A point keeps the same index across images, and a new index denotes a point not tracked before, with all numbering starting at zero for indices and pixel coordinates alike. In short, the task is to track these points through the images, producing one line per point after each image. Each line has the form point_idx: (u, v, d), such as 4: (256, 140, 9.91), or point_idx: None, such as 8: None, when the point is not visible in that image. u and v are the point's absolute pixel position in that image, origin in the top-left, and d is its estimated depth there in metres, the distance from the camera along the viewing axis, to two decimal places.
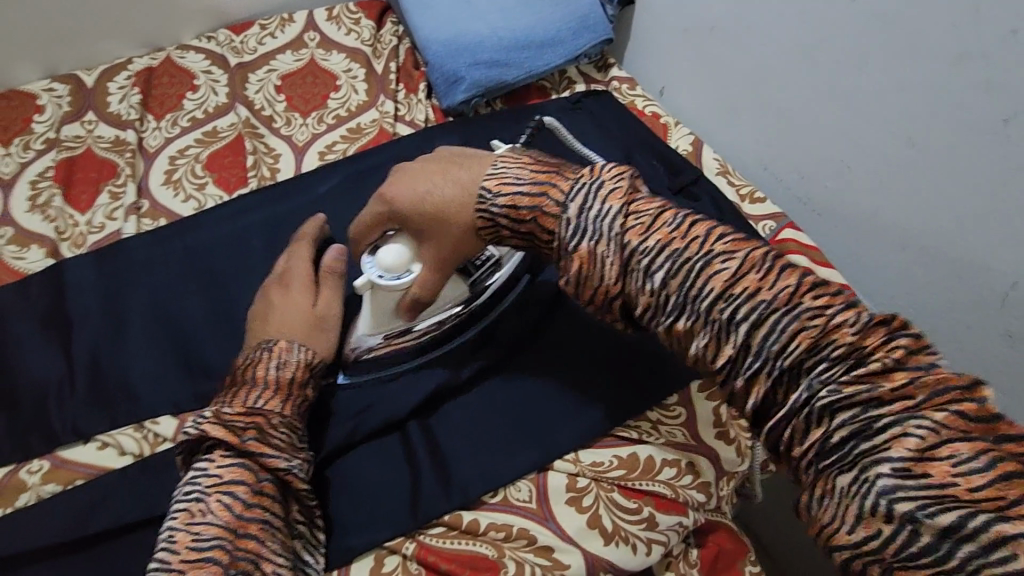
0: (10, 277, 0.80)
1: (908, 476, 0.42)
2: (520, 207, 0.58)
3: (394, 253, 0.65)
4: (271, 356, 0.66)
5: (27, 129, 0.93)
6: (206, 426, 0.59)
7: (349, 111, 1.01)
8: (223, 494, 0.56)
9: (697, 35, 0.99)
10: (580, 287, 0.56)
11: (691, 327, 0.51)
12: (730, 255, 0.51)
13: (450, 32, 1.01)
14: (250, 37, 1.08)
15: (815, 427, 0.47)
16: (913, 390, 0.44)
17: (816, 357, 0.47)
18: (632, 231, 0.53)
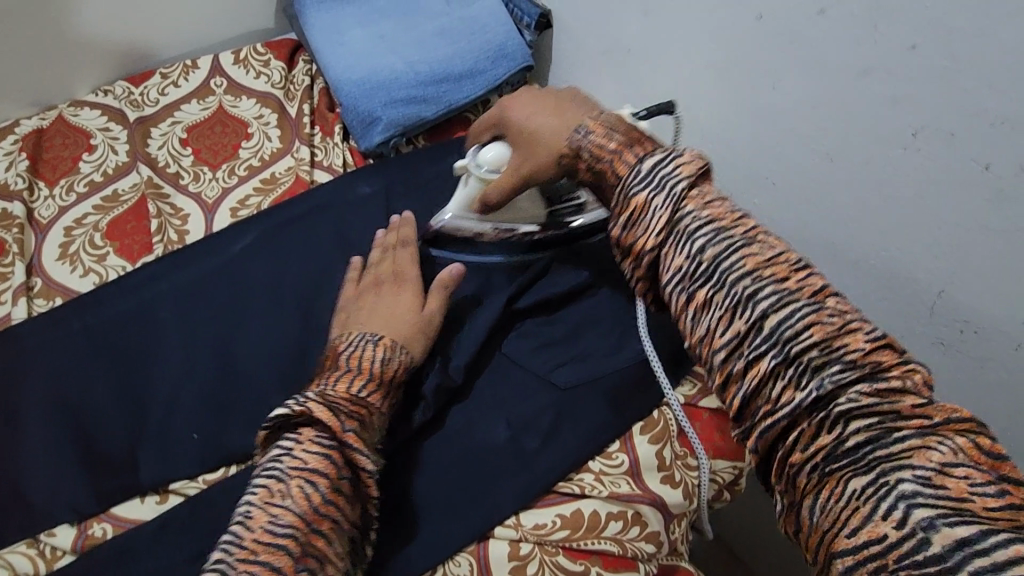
0: None
1: (926, 484, 0.39)
2: (604, 153, 0.60)
3: (497, 149, 0.73)
4: (375, 349, 0.67)
5: None
6: (311, 404, 0.58)
7: (262, 160, 0.96)
8: (305, 482, 0.54)
9: (616, 58, 0.97)
10: (626, 234, 0.55)
11: (707, 297, 0.49)
12: (771, 244, 0.50)
13: (363, 71, 0.97)
14: (151, 87, 1.01)
15: (827, 432, 0.43)
16: (931, 411, 0.42)
17: (830, 357, 0.44)
18: (691, 198, 0.53)
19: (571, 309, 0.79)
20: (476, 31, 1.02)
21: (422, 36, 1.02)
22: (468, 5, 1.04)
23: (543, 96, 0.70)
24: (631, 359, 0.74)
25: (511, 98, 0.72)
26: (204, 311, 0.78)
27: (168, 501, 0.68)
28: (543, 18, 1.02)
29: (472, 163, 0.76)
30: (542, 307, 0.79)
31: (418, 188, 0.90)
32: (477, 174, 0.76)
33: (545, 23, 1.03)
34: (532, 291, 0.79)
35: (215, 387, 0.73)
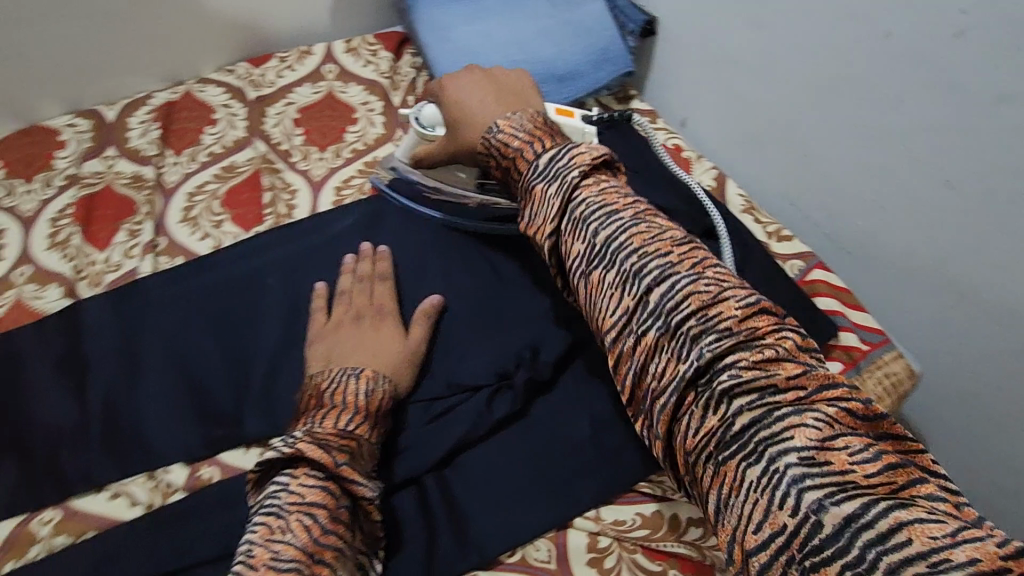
0: (26, 316, 0.79)
1: (811, 463, 0.40)
2: (509, 149, 0.62)
3: (432, 108, 0.77)
4: (358, 382, 0.67)
5: (49, 166, 0.94)
6: (302, 443, 0.58)
7: (367, 144, 1.00)
8: (305, 514, 0.54)
9: (718, 70, 0.97)
10: (529, 223, 0.59)
11: (600, 281, 0.52)
12: (658, 224, 0.53)
13: (468, 67, 1.00)
14: (269, 70, 1.08)
15: (710, 413, 0.45)
16: (806, 381, 0.44)
17: (705, 327, 0.46)
18: (586, 187, 0.55)
19: None
20: (580, 34, 1.03)
21: (527, 37, 1.03)
22: (574, 8, 1.05)
23: (481, 82, 0.70)
24: None
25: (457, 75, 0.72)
26: (309, 280, 0.83)
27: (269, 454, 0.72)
28: (648, 25, 1.04)
29: (415, 120, 0.79)
30: None
31: None
32: (417, 132, 0.79)
33: (650, 28, 1.04)
34: None
35: None
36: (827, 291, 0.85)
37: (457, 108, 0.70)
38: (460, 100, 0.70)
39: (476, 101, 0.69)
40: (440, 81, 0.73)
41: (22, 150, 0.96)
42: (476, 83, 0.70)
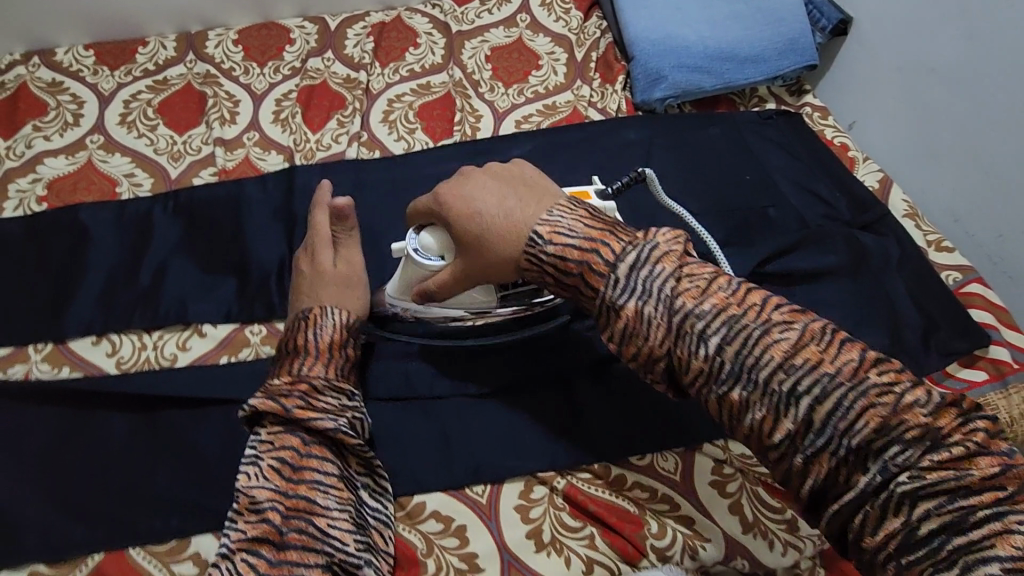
0: (251, 171, 0.93)
1: (934, 497, 0.45)
2: (569, 266, 0.58)
3: (433, 234, 0.67)
4: (305, 325, 0.69)
5: (279, 56, 1.09)
6: (252, 401, 0.63)
7: (547, 89, 1.08)
8: (274, 458, 0.60)
9: (909, 77, 0.98)
10: (626, 346, 0.56)
11: (747, 400, 0.51)
12: (761, 318, 0.52)
13: (659, 33, 1.06)
14: (471, 10, 1.18)
15: (893, 519, 0.46)
16: (926, 453, 0.46)
17: (889, 438, 0.46)
18: (687, 295, 0.54)
19: (804, 288, 0.83)
20: (772, 22, 1.06)
21: (716, 17, 1.08)
22: None
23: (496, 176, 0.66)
24: None
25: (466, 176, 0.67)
26: None
27: None
28: (841, 24, 1.06)
29: (408, 249, 0.68)
30: (782, 279, 0.84)
31: (679, 147, 1.00)
32: (415, 267, 0.68)
33: (843, 28, 1.07)
34: (773, 260, 0.85)
35: None
36: (984, 305, 0.85)
37: (473, 218, 0.63)
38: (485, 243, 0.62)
39: (502, 211, 0.62)
40: (438, 193, 0.66)
41: (259, 39, 1.10)
42: (497, 181, 0.65)
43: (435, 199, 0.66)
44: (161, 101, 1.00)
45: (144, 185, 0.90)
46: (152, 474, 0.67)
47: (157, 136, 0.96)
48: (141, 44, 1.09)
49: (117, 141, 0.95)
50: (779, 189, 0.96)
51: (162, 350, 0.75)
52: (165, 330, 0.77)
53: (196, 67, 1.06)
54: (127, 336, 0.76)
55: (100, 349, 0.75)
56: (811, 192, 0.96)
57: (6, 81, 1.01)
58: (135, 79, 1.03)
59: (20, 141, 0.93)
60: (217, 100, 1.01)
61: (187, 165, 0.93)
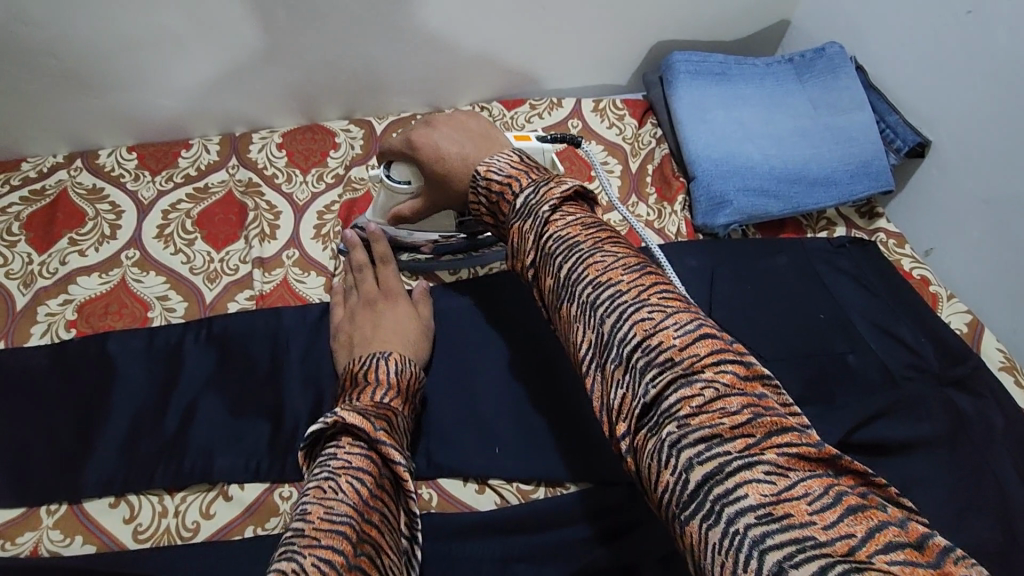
0: (290, 296, 0.88)
1: (770, 521, 0.34)
2: (495, 193, 0.59)
3: (401, 165, 0.76)
4: (388, 362, 0.70)
5: (323, 162, 1.05)
6: (342, 412, 0.58)
7: (600, 205, 1.03)
8: (354, 479, 0.53)
9: (998, 209, 0.89)
10: (512, 261, 0.57)
11: (567, 320, 0.49)
12: (615, 252, 0.50)
13: (721, 152, 1.00)
14: (521, 114, 1.14)
15: (664, 465, 0.40)
16: (754, 428, 0.38)
17: (650, 361, 0.43)
18: (553, 222, 0.53)
19: (896, 460, 0.74)
20: (841, 142, 1.01)
21: (781, 133, 1.03)
22: (836, 114, 1.04)
23: (476, 133, 0.68)
24: (971, 543, 0.68)
25: (429, 132, 0.69)
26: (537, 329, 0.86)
27: (484, 494, 0.73)
28: (919, 147, 0.99)
29: (381, 178, 0.79)
30: (872, 448, 0.75)
31: (744, 275, 0.93)
32: (388, 190, 0.79)
33: (920, 150, 0.99)
34: (861, 426, 0.76)
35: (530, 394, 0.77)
36: None
37: (438, 163, 0.67)
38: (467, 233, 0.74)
39: (460, 154, 0.66)
40: (410, 138, 0.71)
41: (303, 143, 1.07)
42: (461, 131, 0.68)
43: (409, 144, 0.72)
44: (200, 211, 0.97)
45: (177, 310, 0.85)
46: None
47: (193, 252, 0.92)
48: (185, 146, 1.06)
49: (152, 257, 0.91)
50: (858, 332, 0.87)
51: (184, 517, 0.69)
52: (188, 490, 0.70)
53: (239, 173, 1.03)
54: (146, 498, 0.70)
55: (117, 514, 0.69)
56: (894, 336, 0.87)
57: (47, 187, 0.98)
58: (176, 185, 1.00)
59: (54, 256, 0.90)
60: (258, 212, 0.97)
61: (223, 287, 0.88)
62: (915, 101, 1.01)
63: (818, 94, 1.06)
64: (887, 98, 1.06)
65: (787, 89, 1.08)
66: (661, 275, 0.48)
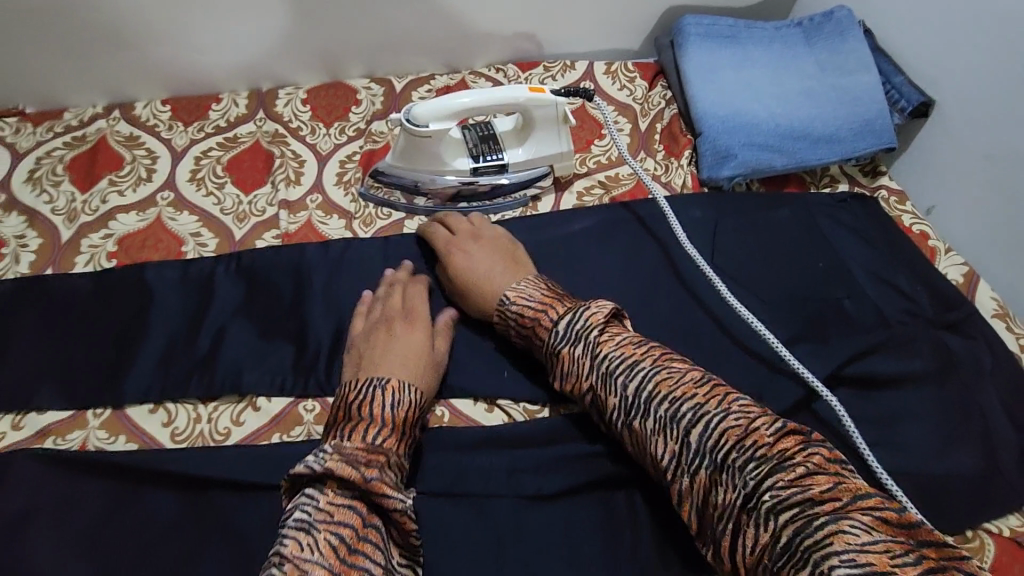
0: (314, 236, 0.93)
1: (858, 566, 0.44)
2: (528, 318, 0.73)
3: (419, 109, 0.90)
4: (385, 393, 0.66)
5: (345, 117, 1.10)
6: (330, 462, 0.59)
7: (609, 160, 1.06)
8: (332, 534, 0.56)
9: (998, 165, 0.92)
10: (564, 381, 0.69)
11: (644, 432, 0.62)
12: (676, 368, 0.63)
13: (728, 110, 1.03)
14: (534, 75, 1.18)
15: (762, 530, 0.51)
16: (840, 492, 0.49)
17: (745, 457, 0.54)
18: (604, 343, 0.67)
19: (885, 393, 0.77)
20: (846, 102, 1.03)
21: (788, 93, 1.06)
22: (843, 75, 1.06)
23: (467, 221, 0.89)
24: (952, 469, 0.72)
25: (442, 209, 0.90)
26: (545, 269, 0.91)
27: (493, 413, 0.77)
28: (922, 106, 1.01)
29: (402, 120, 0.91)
30: (863, 382, 0.78)
31: (747, 226, 0.96)
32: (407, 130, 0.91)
33: (924, 110, 1.02)
34: (852, 362, 0.80)
35: None
36: None
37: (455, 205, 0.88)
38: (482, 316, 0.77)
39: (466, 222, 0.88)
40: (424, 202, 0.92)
41: (327, 99, 1.13)
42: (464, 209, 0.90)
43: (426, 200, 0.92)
44: (230, 159, 1.02)
45: (209, 246, 0.91)
46: (200, 561, 0.65)
47: (224, 195, 0.98)
48: (215, 100, 1.12)
49: (186, 198, 0.97)
50: (855, 280, 0.91)
51: (217, 424, 0.75)
52: (220, 401, 0.76)
53: (266, 125, 1.08)
54: (183, 406, 0.76)
55: (156, 418, 0.75)
56: (890, 285, 0.90)
57: (88, 134, 1.05)
58: (207, 135, 1.06)
59: (95, 195, 0.96)
60: (284, 160, 1.02)
61: (251, 227, 0.94)
62: (921, 63, 1.04)
63: (825, 57, 1.08)
64: (895, 60, 1.08)
65: (796, 52, 1.10)
66: (726, 385, 0.62)
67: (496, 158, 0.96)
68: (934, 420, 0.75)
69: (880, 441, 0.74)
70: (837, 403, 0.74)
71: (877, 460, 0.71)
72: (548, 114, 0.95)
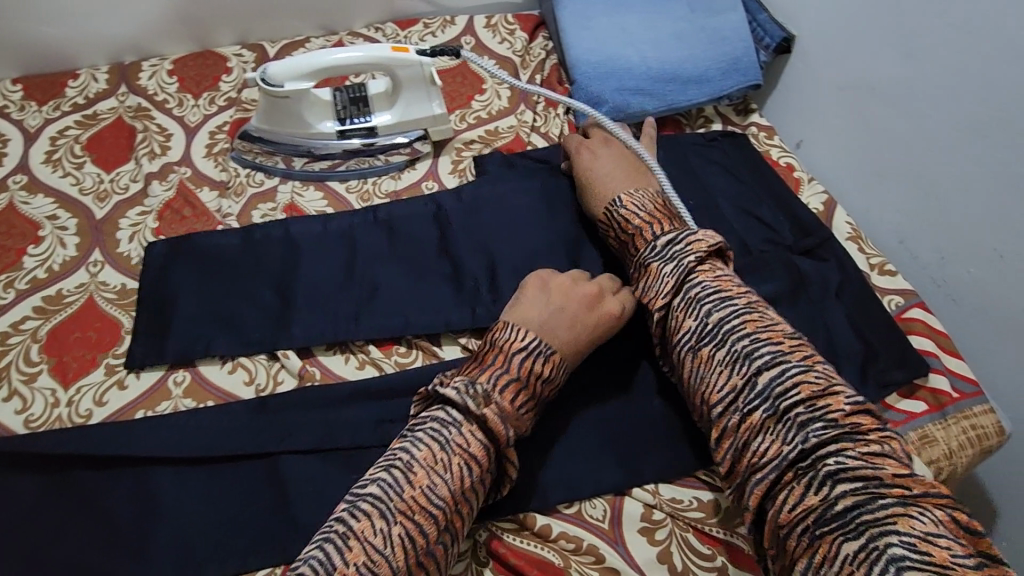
0: (180, 209, 0.91)
1: (913, 549, 0.47)
2: (630, 225, 0.76)
3: (276, 69, 0.89)
4: (541, 363, 0.65)
5: (215, 87, 1.06)
6: (489, 410, 0.60)
7: (490, 115, 1.05)
8: (466, 465, 0.58)
9: (849, 93, 0.97)
10: (642, 293, 0.71)
11: (712, 357, 0.63)
12: (771, 317, 0.64)
13: (602, 56, 1.04)
14: (414, 33, 1.16)
15: (812, 493, 0.53)
16: (912, 483, 0.51)
17: (815, 417, 0.55)
18: (703, 271, 0.68)
19: None
20: (714, 42, 1.05)
21: (660, 36, 1.07)
22: (712, 15, 1.08)
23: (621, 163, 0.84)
24: None
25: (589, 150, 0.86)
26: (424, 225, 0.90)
27: (364, 369, 0.77)
28: (785, 42, 1.05)
29: (260, 80, 0.90)
30: None
31: None
32: (267, 91, 0.91)
33: (786, 46, 1.05)
34: None
35: (408, 282, 0.83)
36: (924, 330, 0.83)
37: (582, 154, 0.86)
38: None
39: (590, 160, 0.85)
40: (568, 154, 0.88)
41: (195, 69, 1.08)
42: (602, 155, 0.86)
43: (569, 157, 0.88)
44: (90, 137, 0.98)
45: (68, 228, 0.88)
46: (60, 540, 0.65)
47: (83, 175, 0.93)
48: (72, 77, 1.06)
49: (41, 180, 0.92)
50: (723, 215, 0.94)
51: (77, 406, 0.73)
52: (82, 383, 0.75)
53: (129, 100, 1.03)
54: (40, 392, 0.74)
55: (10, 406, 0.73)
56: (754, 216, 0.94)
57: None
58: (64, 114, 1.01)
59: None
60: (148, 134, 0.98)
61: (114, 205, 0.90)
62: None
63: None
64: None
65: None
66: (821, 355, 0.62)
67: (364, 120, 0.96)
68: None
69: None
70: None
71: None
72: (413, 74, 0.94)
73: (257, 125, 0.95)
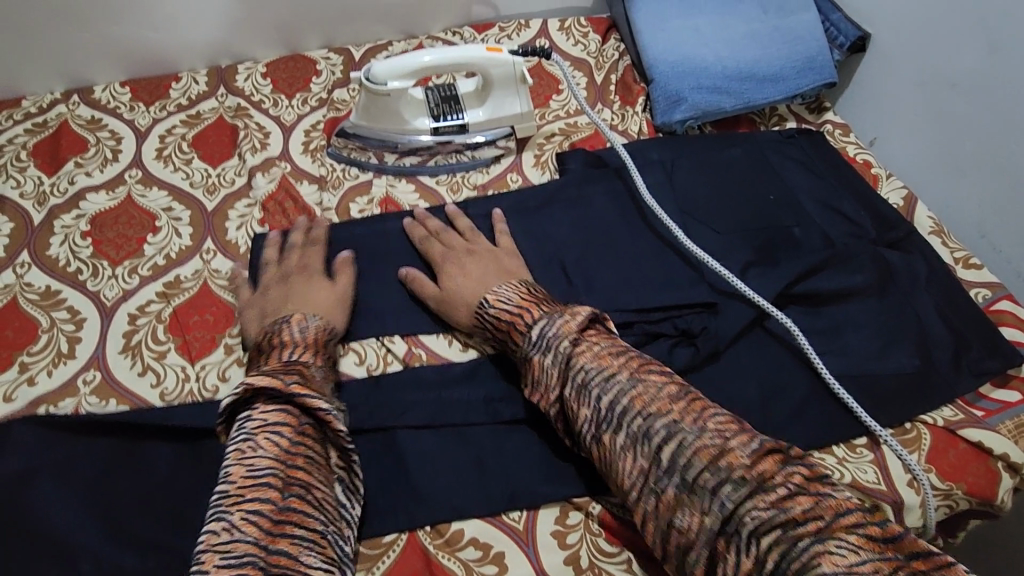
0: (283, 201, 0.96)
1: None
2: (502, 322, 0.73)
3: (379, 66, 0.94)
4: (294, 323, 0.74)
5: (306, 88, 1.11)
6: (250, 382, 0.64)
7: (568, 113, 1.09)
8: (271, 433, 0.61)
9: (928, 90, 0.98)
10: (534, 391, 0.69)
11: (615, 443, 0.61)
12: (651, 380, 0.62)
13: (678, 56, 1.07)
14: (490, 37, 1.21)
15: (745, 556, 0.52)
16: (821, 511, 0.51)
17: (720, 479, 0.54)
18: (579, 353, 0.65)
19: (831, 308, 0.84)
20: (787, 41, 1.07)
21: (734, 36, 1.09)
22: (784, 16, 1.09)
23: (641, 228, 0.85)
24: (892, 368, 0.78)
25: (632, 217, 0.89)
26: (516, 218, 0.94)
27: (468, 352, 0.81)
28: (859, 41, 1.06)
29: (364, 78, 0.96)
30: (810, 299, 0.84)
31: (700, 163, 1.00)
32: (369, 87, 0.96)
33: (861, 44, 1.07)
34: (802, 280, 0.85)
35: None
36: (1015, 322, 0.84)
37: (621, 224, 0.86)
38: (469, 263, 0.82)
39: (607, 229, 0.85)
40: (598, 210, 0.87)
41: (287, 71, 1.13)
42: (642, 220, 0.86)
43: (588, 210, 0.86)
44: (195, 136, 1.04)
45: (182, 219, 0.94)
46: (198, 503, 0.70)
47: (192, 170, 0.99)
48: (175, 79, 1.12)
49: (154, 175, 0.99)
50: (804, 209, 0.96)
51: (205, 381, 0.78)
52: (207, 361, 0.80)
53: (228, 100, 1.09)
54: (171, 368, 0.79)
55: (145, 380, 0.78)
56: (836, 211, 0.96)
57: (49, 119, 1.06)
58: (170, 114, 1.07)
59: (63, 177, 0.98)
60: (248, 132, 1.04)
61: (222, 198, 0.96)
62: None
63: None
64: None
65: None
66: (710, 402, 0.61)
67: (456, 117, 1.00)
68: (877, 328, 0.81)
69: (830, 351, 0.80)
70: (790, 321, 0.80)
71: (827, 369, 0.78)
72: (505, 73, 0.98)
73: (357, 119, 1.00)
